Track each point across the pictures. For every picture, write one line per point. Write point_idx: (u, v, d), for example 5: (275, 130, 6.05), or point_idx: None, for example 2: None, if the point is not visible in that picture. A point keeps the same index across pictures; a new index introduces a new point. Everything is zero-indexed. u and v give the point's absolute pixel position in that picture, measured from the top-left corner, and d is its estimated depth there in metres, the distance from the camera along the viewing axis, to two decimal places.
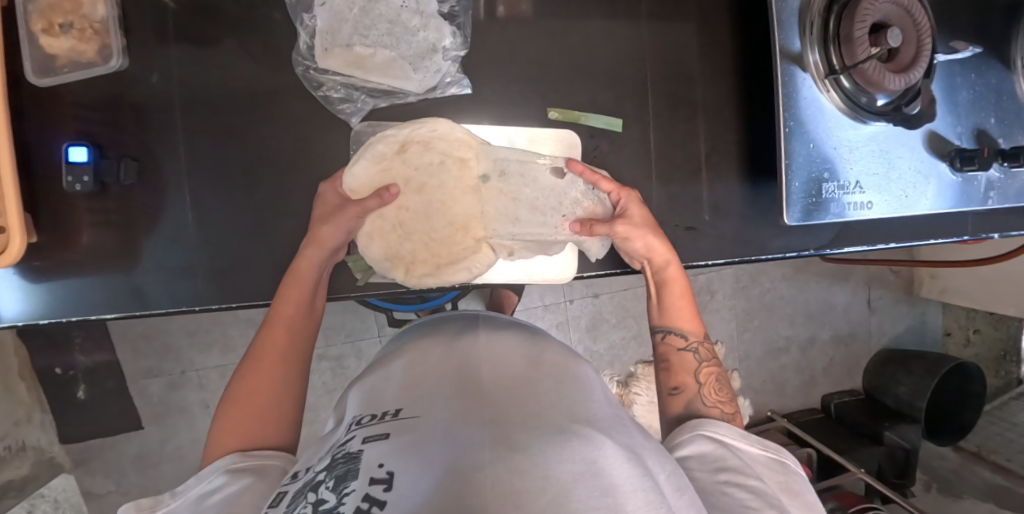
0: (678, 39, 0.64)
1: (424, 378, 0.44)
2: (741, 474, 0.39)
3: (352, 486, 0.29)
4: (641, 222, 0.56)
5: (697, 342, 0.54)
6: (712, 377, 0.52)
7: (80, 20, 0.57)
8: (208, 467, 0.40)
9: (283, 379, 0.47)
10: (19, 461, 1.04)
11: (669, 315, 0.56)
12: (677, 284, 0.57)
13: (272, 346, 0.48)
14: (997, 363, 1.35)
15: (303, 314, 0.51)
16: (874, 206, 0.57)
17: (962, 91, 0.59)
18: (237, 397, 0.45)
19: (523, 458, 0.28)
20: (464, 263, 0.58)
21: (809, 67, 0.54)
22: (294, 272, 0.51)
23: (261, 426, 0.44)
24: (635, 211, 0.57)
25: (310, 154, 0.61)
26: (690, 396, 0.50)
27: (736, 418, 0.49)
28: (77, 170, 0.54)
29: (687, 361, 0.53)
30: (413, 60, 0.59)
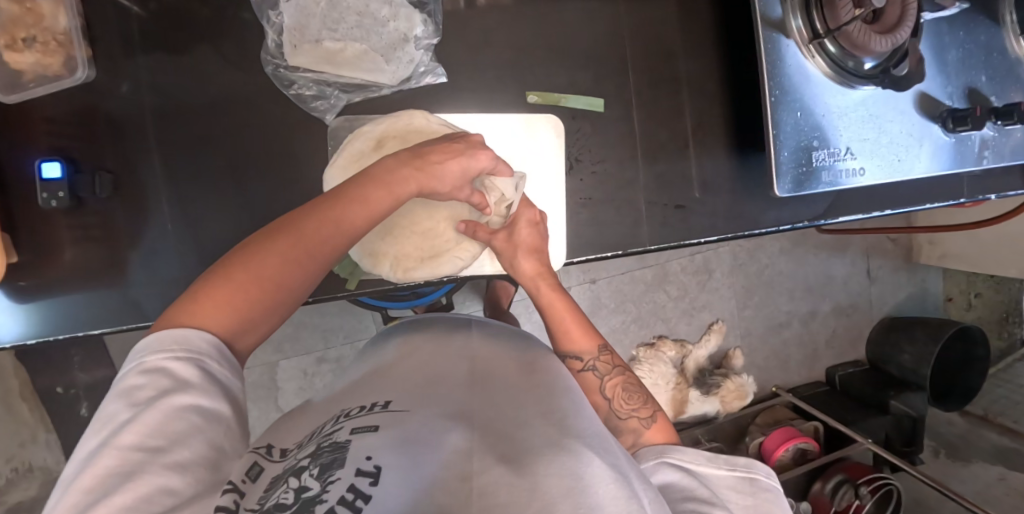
0: (656, 14, 0.62)
1: (416, 376, 0.44)
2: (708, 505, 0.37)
3: (337, 475, 0.29)
4: (522, 246, 0.58)
5: (593, 358, 0.56)
6: (619, 387, 0.53)
7: (42, 33, 0.55)
8: (182, 335, 0.37)
9: (301, 276, 0.43)
10: (28, 482, 1.09)
11: (565, 342, 0.58)
12: (558, 308, 0.59)
13: (315, 238, 0.43)
14: (1000, 325, 1.36)
15: (359, 231, 0.46)
16: (867, 172, 0.56)
17: (950, 50, 0.58)
18: (253, 265, 0.41)
19: (508, 474, 0.28)
20: (449, 255, 0.57)
21: (792, 34, 0.53)
22: (383, 180, 0.46)
23: (241, 320, 0.41)
24: (521, 235, 0.57)
25: (288, 154, 0.60)
26: (604, 414, 0.52)
27: (655, 419, 0.50)
28: (52, 187, 0.54)
29: (591, 381, 0.55)
30: (385, 52, 0.58)
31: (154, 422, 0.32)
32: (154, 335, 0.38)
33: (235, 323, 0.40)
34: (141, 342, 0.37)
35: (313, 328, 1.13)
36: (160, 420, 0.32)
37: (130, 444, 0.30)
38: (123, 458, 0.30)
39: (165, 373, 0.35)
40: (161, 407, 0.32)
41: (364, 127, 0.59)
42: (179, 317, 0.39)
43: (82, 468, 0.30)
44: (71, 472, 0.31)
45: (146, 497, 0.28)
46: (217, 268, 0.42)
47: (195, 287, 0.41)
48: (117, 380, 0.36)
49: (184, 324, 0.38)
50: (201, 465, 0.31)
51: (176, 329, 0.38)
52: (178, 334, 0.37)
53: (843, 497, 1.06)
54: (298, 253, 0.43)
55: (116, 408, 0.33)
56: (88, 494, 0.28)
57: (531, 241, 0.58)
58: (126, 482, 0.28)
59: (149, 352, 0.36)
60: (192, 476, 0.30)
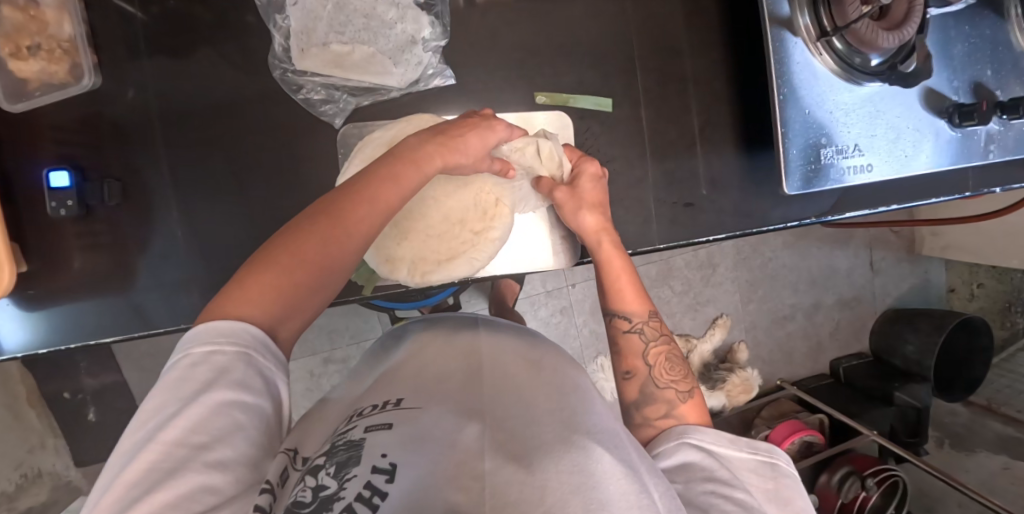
0: (663, 11, 0.62)
1: (432, 374, 0.44)
2: (728, 486, 0.38)
3: (353, 472, 0.30)
4: (585, 197, 0.58)
5: (642, 323, 0.55)
6: (662, 357, 0.52)
7: (48, 40, 0.55)
8: (229, 325, 0.37)
9: (341, 256, 0.44)
10: (38, 488, 1.09)
11: (614, 301, 0.57)
12: (616, 262, 0.58)
13: (352, 215, 0.44)
14: (1003, 315, 1.36)
15: (391, 208, 0.47)
16: (874, 168, 0.56)
17: (956, 44, 0.58)
18: (292, 244, 0.42)
19: (519, 471, 0.29)
20: (466, 256, 0.57)
21: (800, 31, 0.52)
22: (412, 156, 0.49)
23: (286, 306, 0.41)
24: (585, 187, 0.58)
25: (295, 159, 0.60)
26: (642, 378, 0.51)
27: (692, 394, 0.49)
28: (60, 196, 0.54)
29: (635, 344, 0.54)
30: (393, 54, 0.58)
31: (198, 417, 0.31)
32: (201, 326, 0.37)
33: (279, 308, 0.40)
34: (185, 335, 0.37)
35: (318, 329, 1.13)
36: (205, 415, 0.32)
37: (174, 440, 0.30)
38: (167, 454, 0.30)
39: (211, 365, 0.34)
40: (206, 401, 0.32)
41: (374, 132, 0.58)
42: (222, 307, 0.39)
43: (127, 462, 0.30)
44: (113, 466, 0.30)
45: (188, 495, 0.28)
46: (261, 254, 0.42)
47: (238, 276, 0.41)
48: (161, 373, 0.36)
49: (230, 313, 0.38)
50: (240, 464, 0.31)
51: (220, 321, 0.37)
52: (224, 326, 0.37)
53: (850, 488, 1.08)
54: (335, 231, 0.43)
55: (163, 401, 0.33)
56: (130, 489, 0.28)
57: (596, 195, 0.58)
58: (169, 479, 0.28)
59: (193, 344, 0.36)
60: (232, 474, 0.30)
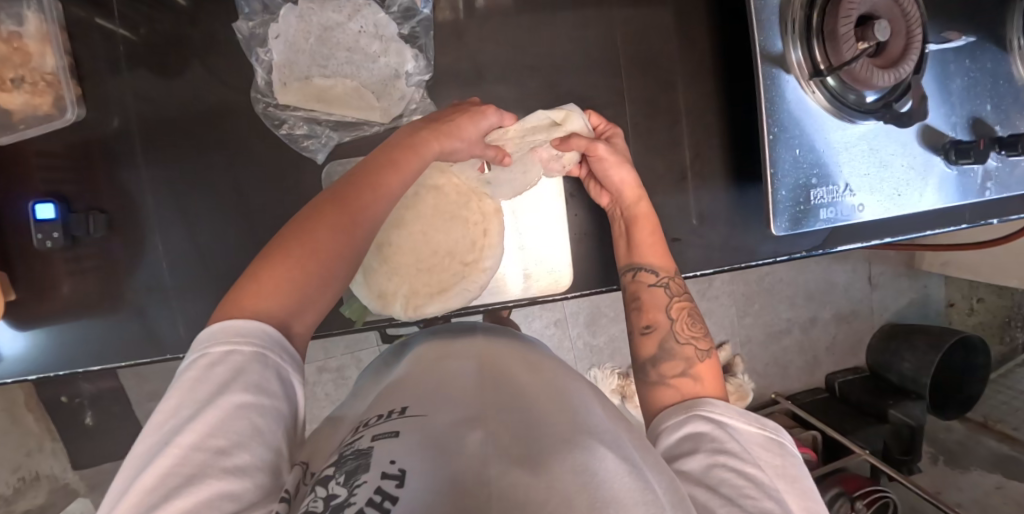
0: (654, 42, 0.61)
1: (442, 381, 0.43)
2: (739, 459, 0.36)
3: (363, 479, 0.29)
4: (622, 152, 0.56)
5: (668, 277, 0.55)
6: (684, 312, 0.52)
7: (31, 73, 0.54)
8: (245, 325, 0.35)
9: (352, 243, 0.42)
10: (36, 490, 1.11)
11: (640, 253, 0.56)
12: (646, 221, 0.56)
13: (357, 202, 0.43)
14: (1003, 329, 1.34)
15: (396, 192, 0.46)
16: (866, 207, 0.55)
17: (956, 79, 0.56)
18: (302, 232, 0.41)
19: (527, 473, 0.28)
20: (457, 288, 0.55)
21: (793, 68, 0.51)
22: (406, 143, 0.48)
23: (301, 296, 0.39)
24: (617, 141, 0.57)
25: (280, 188, 0.59)
26: (663, 332, 0.51)
27: (710, 355, 0.49)
28: (46, 228, 0.54)
29: (658, 299, 0.53)
30: (377, 89, 0.58)
31: (214, 421, 0.30)
32: (215, 325, 0.36)
33: (296, 299, 0.39)
34: (201, 332, 0.35)
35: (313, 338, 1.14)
36: (218, 420, 0.30)
37: (191, 444, 0.29)
38: (184, 459, 0.28)
39: (226, 366, 0.33)
40: (221, 405, 0.30)
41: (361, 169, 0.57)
42: (236, 305, 0.37)
43: (138, 472, 0.28)
44: (126, 473, 0.29)
45: (206, 503, 0.26)
46: (269, 249, 0.41)
47: (249, 269, 0.40)
48: (176, 374, 0.34)
49: (239, 313, 0.36)
50: (260, 470, 0.29)
51: (236, 318, 0.36)
52: (238, 325, 0.35)
53: (839, 509, 1.07)
54: (347, 220, 0.42)
55: (179, 403, 0.31)
56: (147, 496, 0.26)
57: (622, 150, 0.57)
58: (188, 487, 0.27)
59: (210, 343, 0.34)
60: (251, 481, 0.28)
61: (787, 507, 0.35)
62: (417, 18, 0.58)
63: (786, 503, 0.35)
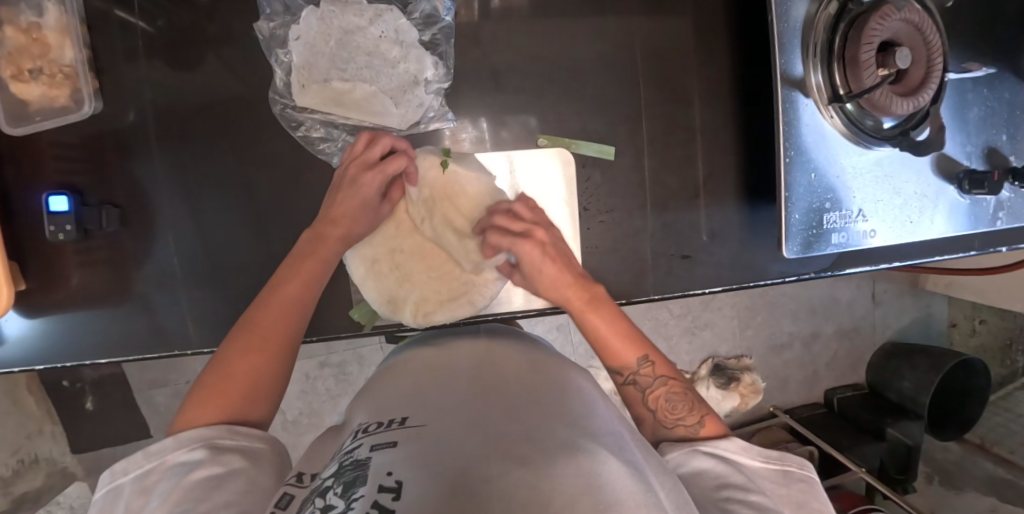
0: (673, 58, 0.61)
1: (436, 388, 0.43)
2: (747, 492, 0.38)
3: (361, 492, 0.29)
4: (532, 261, 0.49)
5: (632, 371, 0.47)
6: (664, 398, 0.46)
7: (49, 65, 0.55)
8: (190, 432, 0.38)
9: (292, 323, 0.46)
10: (35, 472, 1.12)
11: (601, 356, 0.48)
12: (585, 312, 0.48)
13: (262, 325, 0.45)
14: (1003, 352, 1.35)
15: (311, 292, 0.49)
16: (878, 233, 0.55)
17: (973, 108, 0.56)
18: (245, 332, 0.44)
19: (527, 474, 0.27)
20: (465, 296, 0.57)
21: (812, 91, 0.51)
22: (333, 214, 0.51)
23: (253, 388, 0.42)
24: (522, 251, 0.49)
25: (293, 189, 0.59)
26: (651, 425, 0.47)
27: (705, 424, 0.44)
28: (58, 220, 0.54)
29: (633, 396, 0.47)
30: (395, 95, 0.58)
31: (183, 496, 0.33)
32: (169, 438, 0.38)
33: (248, 395, 0.42)
34: (151, 448, 0.37)
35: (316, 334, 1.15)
36: (186, 495, 0.33)
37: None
38: None
39: (185, 463, 0.36)
40: (186, 484, 0.34)
41: None
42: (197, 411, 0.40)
43: None
44: None
45: None
46: (220, 355, 0.43)
47: (199, 382, 0.42)
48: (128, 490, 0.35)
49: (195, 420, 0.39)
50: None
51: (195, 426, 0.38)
52: (191, 433, 0.38)
53: None
54: (278, 310, 0.46)
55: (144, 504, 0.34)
56: None
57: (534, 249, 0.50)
58: None
59: (163, 452, 0.36)
60: None
61: None
62: (439, 25, 0.58)
63: None
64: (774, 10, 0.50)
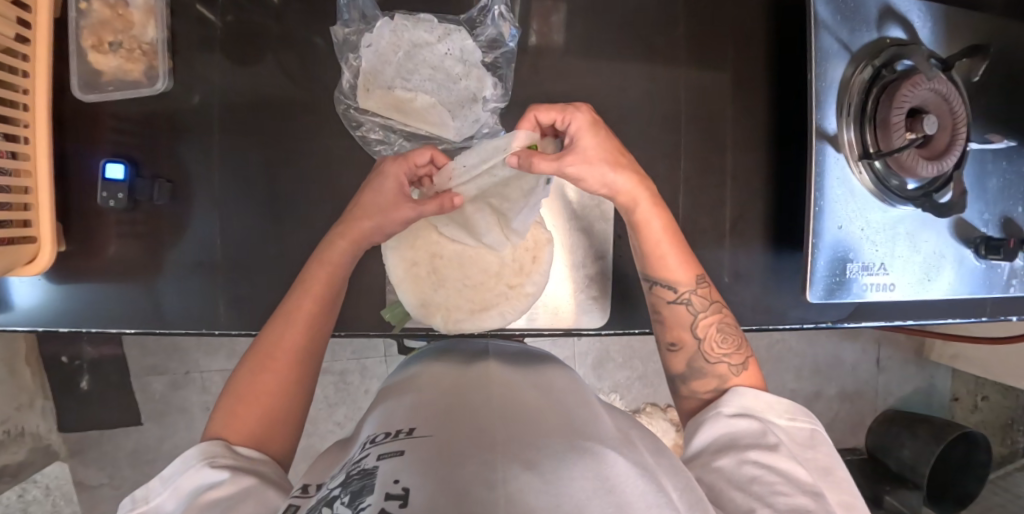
0: (713, 102, 0.64)
1: (437, 400, 0.43)
2: (771, 454, 0.37)
3: (367, 501, 0.28)
4: (597, 157, 0.47)
5: (689, 293, 0.51)
6: (713, 328, 0.50)
7: (129, 40, 0.59)
8: (196, 452, 0.38)
9: (309, 344, 0.48)
10: (18, 446, 1.10)
11: (656, 269, 0.52)
12: (654, 224, 0.51)
13: (277, 347, 0.46)
14: (1003, 431, 1.35)
15: (325, 317, 0.50)
16: (896, 287, 0.57)
17: (992, 178, 0.59)
18: (257, 364, 0.45)
19: (535, 479, 0.28)
20: (497, 308, 0.57)
21: (844, 147, 0.54)
22: (346, 231, 0.51)
23: (270, 421, 0.43)
24: (587, 141, 0.46)
25: (340, 185, 0.62)
26: (690, 352, 0.49)
27: (746, 367, 0.48)
28: (112, 188, 0.56)
29: (682, 316, 0.51)
30: (453, 108, 0.62)
31: None
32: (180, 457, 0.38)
33: (262, 429, 0.42)
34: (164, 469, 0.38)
35: None
36: None
37: None
38: None
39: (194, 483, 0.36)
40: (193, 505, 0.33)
41: None
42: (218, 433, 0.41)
43: None
44: None
45: None
46: (237, 378, 0.45)
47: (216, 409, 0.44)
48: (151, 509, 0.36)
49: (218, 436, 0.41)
50: None
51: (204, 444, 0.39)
52: (199, 451, 0.38)
53: None
54: (288, 330, 0.47)
55: None
56: None
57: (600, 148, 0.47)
58: None
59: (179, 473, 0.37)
60: None
61: (821, 496, 0.35)
62: (501, 49, 0.62)
63: (823, 497, 0.35)
64: (814, 69, 0.53)
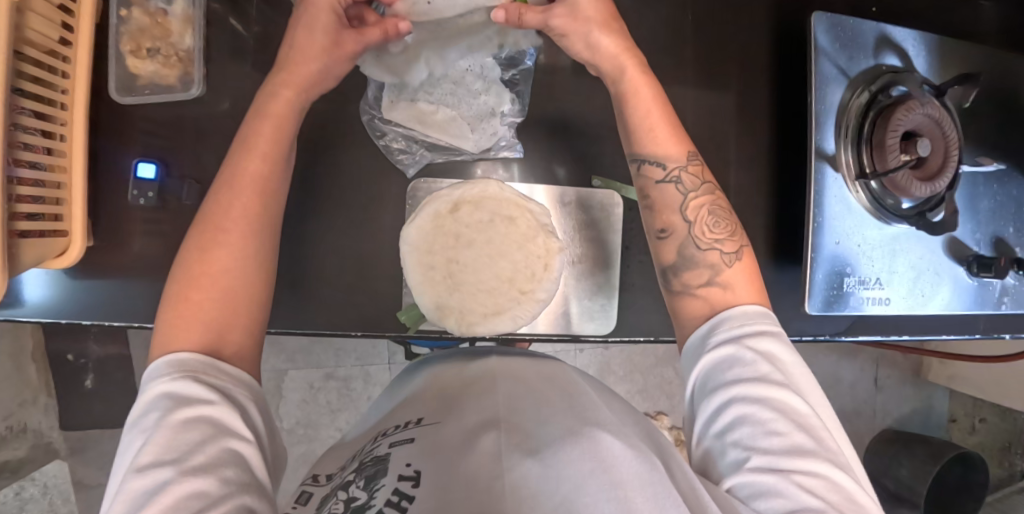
0: (717, 121, 0.67)
1: (444, 392, 0.46)
2: (766, 394, 0.41)
3: (383, 482, 0.32)
4: (586, 17, 0.55)
5: (679, 170, 0.54)
6: (701, 210, 0.54)
7: (167, 46, 0.62)
8: (168, 364, 0.39)
9: (252, 218, 0.47)
10: (19, 442, 1.09)
11: (645, 146, 0.55)
12: (647, 102, 0.54)
13: (218, 224, 0.46)
14: (1002, 454, 1.38)
15: (265, 193, 0.49)
16: (891, 302, 0.59)
17: (984, 199, 0.62)
18: (200, 245, 0.45)
19: (533, 462, 0.30)
20: (511, 313, 0.58)
21: (841, 167, 0.57)
22: (272, 110, 0.52)
23: (226, 311, 0.44)
24: (584, 4, 0.55)
25: (359, 190, 0.64)
26: (680, 238, 0.53)
27: (737, 256, 0.52)
28: (144, 186, 0.59)
29: (671, 196, 0.54)
30: (472, 121, 0.65)
31: (165, 438, 0.34)
32: (151, 368, 0.40)
33: (216, 328, 0.43)
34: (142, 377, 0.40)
35: (328, 345, 1.16)
36: (169, 437, 0.34)
37: (149, 460, 0.33)
38: (144, 473, 0.32)
39: (167, 397, 0.37)
40: (168, 423, 0.35)
41: (440, 190, 0.60)
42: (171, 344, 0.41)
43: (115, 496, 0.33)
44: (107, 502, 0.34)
45: (177, 502, 0.30)
46: (183, 265, 0.45)
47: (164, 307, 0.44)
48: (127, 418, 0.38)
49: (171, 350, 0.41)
50: (219, 466, 0.33)
51: (169, 357, 0.40)
52: (171, 363, 0.39)
53: None
54: (225, 206, 0.47)
55: (132, 439, 0.36)
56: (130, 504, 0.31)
57: (595, 12, 0.56)
58: (157, 495, 0.31)
59: (152, 383, 0.38)
60: (216, 477, 0.32)
61: (807, 428, 0.40)
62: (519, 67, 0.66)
63: (810, 427, 0.40)
64: (813, 93, 0.56)
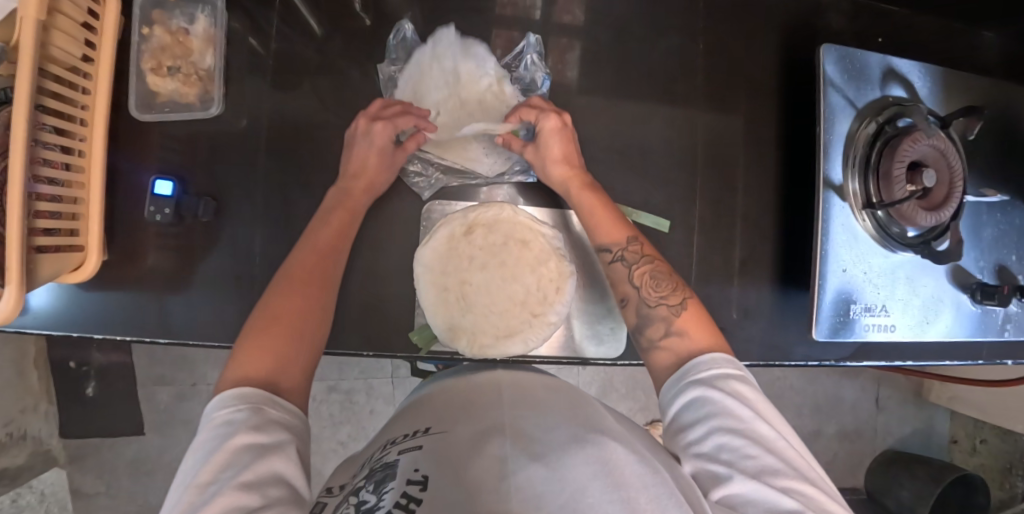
0: (726, 147, 0.69)
1: (450, 401, 0.46)
2: (736, 421, 0.40)
3: (390, 486, 0.32)
4: (553, 155, 0.63)
5: (621, 249, 0.57)
6: (645, 274, 0.55)
7: (187, 65, 0.63)
8: (235, 393, 0.40)
9: (331, 263, 0.55)
10: (18, 449, 1.06)
11: (595, 234, 0.59)
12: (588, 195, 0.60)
13: (306, 265, 0.53)
14: (1003, 475, 1.35)
15: (340, 246, 0.57)
16: (896, 328, 0.60)
17: (987, 228, 0.63)
18: (284, 286, 0.51)
19: (540, 467, 0.30)
20: (523, 335, 0.58)
21: (849, 196, 0.58)
22: (363, 173, 0.62)
23: (302, 339, 0.48)
24: (552, 145, 0.63)
25: (372, 209, 0.65)
26: (636, 302, 0.54)
27: (684, 306, 0.52)
28: (160, 203, 0.59)
29: (620, 271, 0.57)
30: (488, 148, 0.69)
31: (222, 460, 0.34)
32: (217, 395, 0.41)
33: (300, 350, 0.47)
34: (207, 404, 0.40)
35: (332, 358, 1.16)
36: (227, 459, 0.34)
37: (206, 481, 0.33)
38: (200, 495, 0.32)
39: (228, 422, 0.37)
40: (228, 446, 0.35)
41: (454, 213, 0.62)
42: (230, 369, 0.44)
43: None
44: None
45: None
46: (262, 305, 0.49)
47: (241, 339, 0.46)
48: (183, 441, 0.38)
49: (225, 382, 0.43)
50: (270, 489, 0.33)
51: (236, 388, 0.41)
52: (238, 393, 0.40)
53: None
54: (310, 252, 0.55)
55: (191, 461, 0.36)
56: None
57: (560, 149, 0.63)
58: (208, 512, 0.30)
59: (214, 409, 0.39)
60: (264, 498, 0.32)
61: (780, 453, 0.39)
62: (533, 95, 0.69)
63: (782, 453, 0.39)
64: (822, 123, 0.58)
